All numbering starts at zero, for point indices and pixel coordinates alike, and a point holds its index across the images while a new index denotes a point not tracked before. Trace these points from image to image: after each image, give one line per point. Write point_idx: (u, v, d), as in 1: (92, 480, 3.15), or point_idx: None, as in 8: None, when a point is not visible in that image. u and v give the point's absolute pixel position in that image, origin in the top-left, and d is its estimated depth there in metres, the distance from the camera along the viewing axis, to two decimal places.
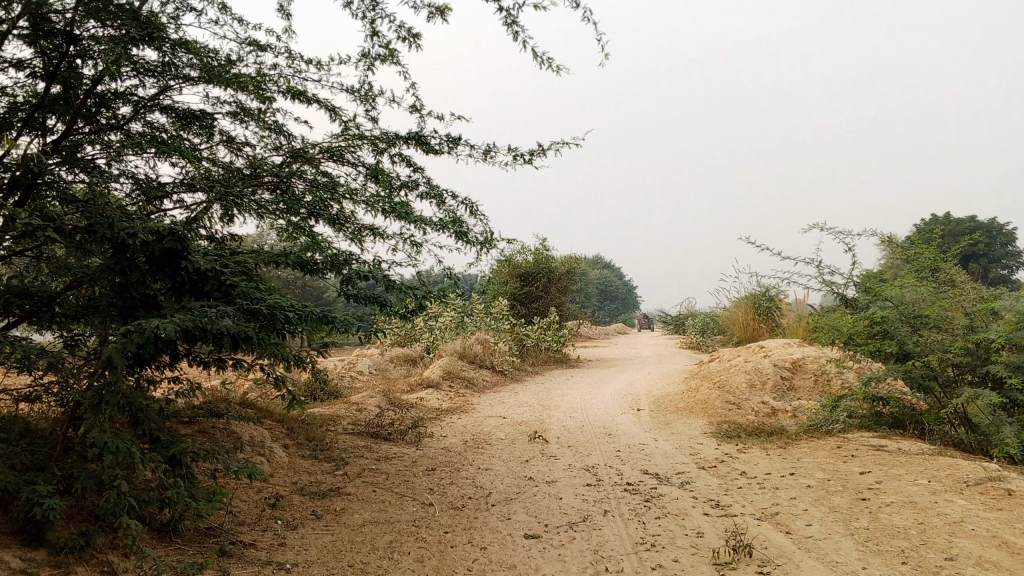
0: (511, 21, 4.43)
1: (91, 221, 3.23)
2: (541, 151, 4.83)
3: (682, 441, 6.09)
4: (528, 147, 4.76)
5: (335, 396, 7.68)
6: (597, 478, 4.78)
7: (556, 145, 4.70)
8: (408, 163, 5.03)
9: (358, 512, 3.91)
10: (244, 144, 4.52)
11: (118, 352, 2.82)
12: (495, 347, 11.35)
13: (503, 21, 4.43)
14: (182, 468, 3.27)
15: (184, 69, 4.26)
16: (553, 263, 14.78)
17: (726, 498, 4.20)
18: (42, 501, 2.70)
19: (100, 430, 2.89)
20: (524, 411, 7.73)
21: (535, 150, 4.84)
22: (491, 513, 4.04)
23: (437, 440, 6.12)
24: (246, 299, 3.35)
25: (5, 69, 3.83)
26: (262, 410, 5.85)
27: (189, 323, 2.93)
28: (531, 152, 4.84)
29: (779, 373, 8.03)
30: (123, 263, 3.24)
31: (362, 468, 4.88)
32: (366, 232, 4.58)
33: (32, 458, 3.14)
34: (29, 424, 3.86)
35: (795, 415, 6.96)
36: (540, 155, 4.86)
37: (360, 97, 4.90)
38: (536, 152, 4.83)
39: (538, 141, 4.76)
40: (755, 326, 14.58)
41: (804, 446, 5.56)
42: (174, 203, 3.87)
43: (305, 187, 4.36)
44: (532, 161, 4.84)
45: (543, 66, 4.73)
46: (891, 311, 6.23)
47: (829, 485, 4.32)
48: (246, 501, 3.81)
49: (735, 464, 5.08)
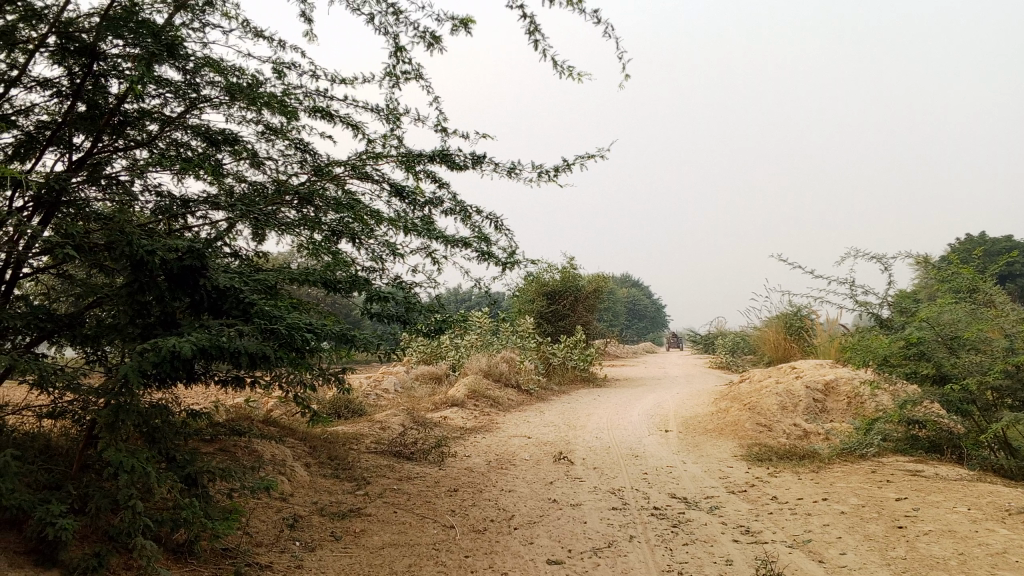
0: (530, 30, 4.32)
1: (111, 239, 3.21)
2: (565, 167, 4.78)
3: (711, 464, 5.96)
4: (553, 164, 4.74)
5: (359, 414, 7.64)
6: (623, 502, 4.67)
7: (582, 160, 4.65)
8: (433, 180, 4.99)
9: (378, 534, 3.84)
10: (268, 162, 4.52)
11: (134, 370, 2.79)
12: (522, 365, 11.26)
13: (525, 29, 4.32)
14: (198, 488, 3.22)
15: (209, 87, 4.26)
16: (580, 281, 14.68)
17: (756, 525, 4.06)
18: (55, 521, 2.66)
19: (115, 448, 2.85)
20: (549, 431, 7.63)
21: (560, 166, 4.79)
22: (513, 537, 3.96)
23: (461, 460, 6.04)
24: (265, 317, 3.30)
25: (32, 88, 3.85)
26: (285, 429, 5.81)
27: (207, 341, 2.90)
28: (556, 169, 4.80)
29: (812, 395, 7.86)
30: (143, 282, 3.17)
31: (383, 488, 4.81)
32: (390, 249, 4.54)
33: (49, 477, 3.11)
34: (49, 441, 3.85)
35: (827, 438, 6.79)
36: (566, 171, 4.81)
37: (385, 115, 4.88)
38: (561, 168, 4.78)
39: (563, 157, 4.74)
40: (787, 346, 14.36)
41: (837, 470, 5.40)
42: (198, 220, 3.86)
43: (328, 203, 4.33)
44: (558, 178, 4.80)
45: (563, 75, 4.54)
46: (927, 332, 6.08)
47: (863, 512, 4.18)
48: (264, 522, 3.75)
49: (766, 489, 4.94)
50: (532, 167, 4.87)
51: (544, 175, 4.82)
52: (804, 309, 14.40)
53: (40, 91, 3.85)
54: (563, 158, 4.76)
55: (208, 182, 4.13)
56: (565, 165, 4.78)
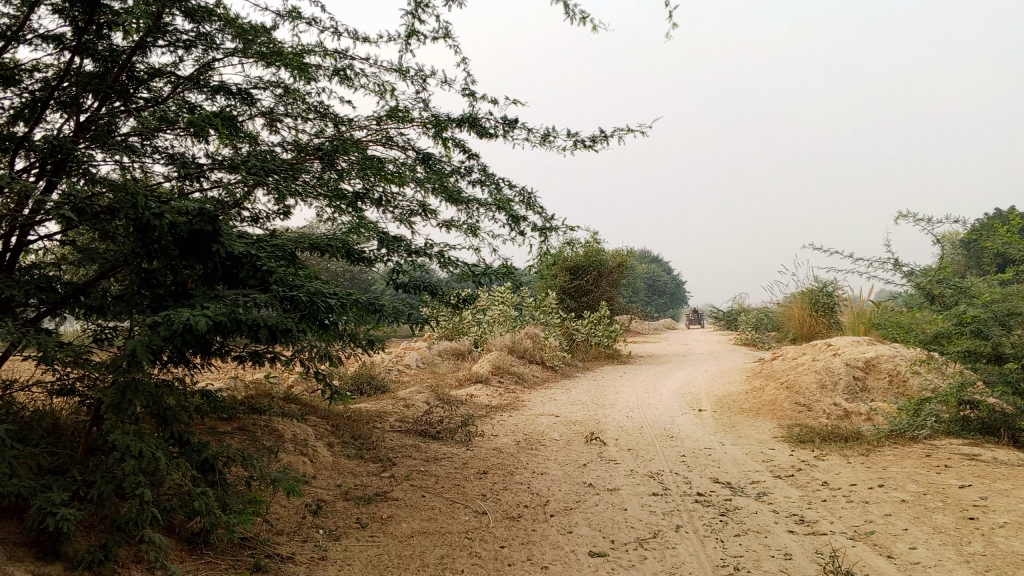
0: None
1: (116, 201, 2.95)
2: (603, 138, 4.45)
3: (752, 446, 5.67)
4: (590, 134, 4.40)
5: (382, 390, 7.42)
6: (664, 488, 4.39)
7: (621, 129, 4.32)
8: (461, 147, 4.69)
9: (406, 522, 3.59)
10: (287, 125, 4.23)
11: (142, 346, 2.52)
12: (546, 341, 10.96)
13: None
14: (215, 474, 2.97)
15: (222, 41, 3.96)
16: (603, 255, 14.33)
17: (812, 514, 3.78)
18: (55, 511, 2.43)
19: (122, 432, 2.61)
20: (577, 410, 7.36)
21: (597, 137, 4.46)
22: (551, 525, 3.70)
23: (488, 439, 5.79)
24: (285, 286, 3.00)
25: (37, 43, 3.58)
26: (306, 407, 5.58)
27: (221, 312, 2.63)
28: (593, 138, 4.48)
29: (852, 374, 7.51)
30: (151, 249, 2.94)
31: (410, 470, 4.56)
32: (416, 216, 4.25)
33: (54, 461, 2.88)
34: (58, 420, 3.63)
35: (871, 418, 6.46)
36: (602, 143, 4.49)
37: (410, 76, 4.56)
38: (599, 139, 4.45)
39: (601, 128, 4.40)
40: (812, 324, 13.95)
41: (888, 454, 5.08)
42: (211, 184, 3.58)
43: (350, 165, 4.05)
44: (594, 148, 4.47)
45: (573, 17, 4.16)
46: (982, 310, 5.66)
47: (927, 500, 3.87)
48: (285, 507, 3.51)
49: (815, 473, 4.64)
50: (568, 136, 4.54)
51: (580, 145, 4.50)
52: (832, 285, 14.02)
53: (43, 48, 3.59)
54: (601, 129, 4.43)
55: (222, 145, 3.85)
56: (604, 135, 4.45)
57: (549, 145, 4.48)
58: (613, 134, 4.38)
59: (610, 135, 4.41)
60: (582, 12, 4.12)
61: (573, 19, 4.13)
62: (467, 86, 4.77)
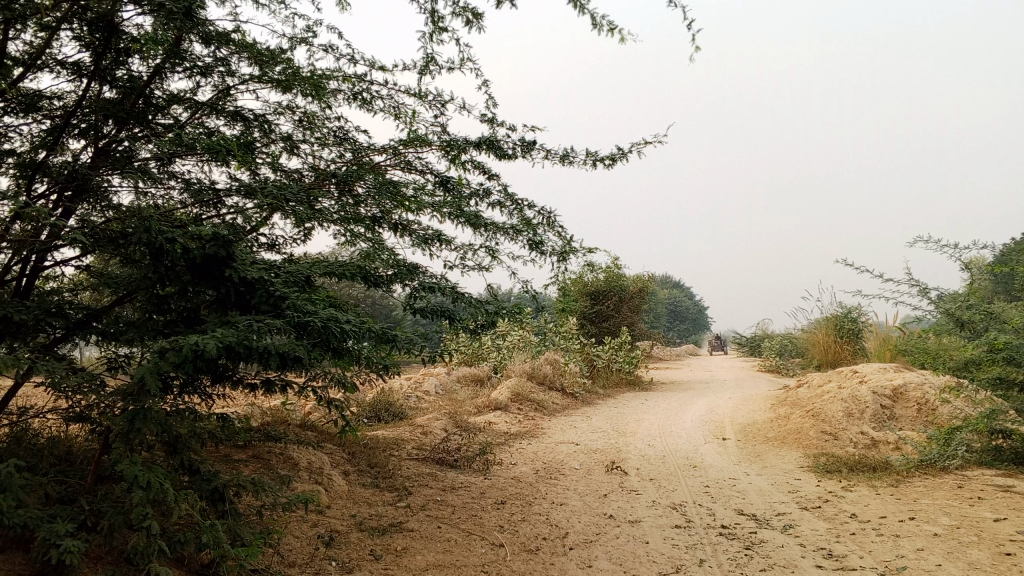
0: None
1: (129, 225, 2.92)
2: (622, 156, 4.38)
3: (778, 476, 5.53)
4: (609, 152, 4.33)
5: (401, 416, 7.35)
6: (687, 520, 4.27)
7: (639, 147, 4.25)
8: (479, 169, 4.64)
9: (420, 554, 3.50)
10: (305, 150, 4.21)
11: (150, 372, 2.47)
12: (566, 368, 10.86)
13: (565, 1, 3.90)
14: (224, 505, 2.90)
15: (240, 67, 3.95)
16: (624, 280, 14.23)
17: (840, 548, 3.65)
18: (59, 543, 2.37)
19: (130, 461, 2.56)
20: (598, 438, 7.25)
21: (616, 155, 4.40)
22: (569, 559, 3.59)
23: (506, 468, 5.70)
24: (298, 312, 2.95)
25: (57, 70, 3.59)
26: (323, 434, 5.53)
27: (232, 338, 2.58)
28: (612, 157, 4.41)
29: (880, 401, 7.33)
30: (162, 273, 2.92)
31: (427, 500, 4.48)
32: (433, 241, 4.19)
33: (63, 490, 2.84)
34: (71, 448, 3.60)
35: (899, 447, 6.30)
36: (622, 160, 4.42)
37: (428, 100, 4.54)
38: (618, 157, 4.39)
39: (620, 146, 4.33)
40: (837, 349, 13.74)
41: (918, 484, 4.93)
42: (228, 210, 3.55)
43: (368, 191, 4.02)
44: (612, 167, 4.41)
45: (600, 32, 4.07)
46: (1014, 336, 5.51)
47: (960, 534, 3.73)
48: (297, 538, 3.44)
49: (843, 506, 4.50)
50: (586, 156, 4.48)
51: (599, 165, 4.43)
52: (857, 310, 13.80)
53: (63, 75, 3.60)
54: (620, 147, 4.37)
55: (240, 170, 3.83)
56: (623, 153, 4.39)
57: (568, 165, 4.42)
58: (632, 152, 4.31)
59: (629, 154, 4.34)
60: (608, 24, 4.02)
61: (601, 31, 4.01)
62: (486, 109, 4.73)
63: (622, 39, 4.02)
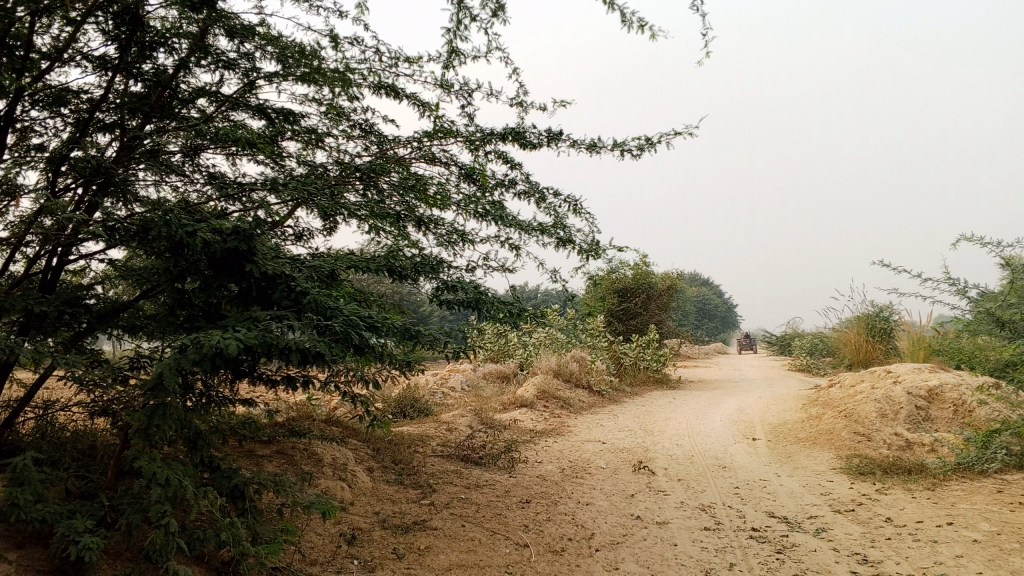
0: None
1: (151, 218, 2.88)
2: (650, 145, 4.28)
3: (810, 479, 5.40)
4: (637, 140, 4.26)
5: (426, 413, 7.31)
6: (717, 522, 4.18)
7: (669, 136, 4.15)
8: (504, 160, 4.58)
9: (444, 553, 3.45)
10: (331, 144, 4.16)
11: (170, 369, 2.43)
12: (593, 365, 10.76)
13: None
14: (245, 502, 2.85)
15: (266, 61, 3.91)
16: (653, 277, 14.08)
17: (876, 553, 3.54)
18: (78, 540, 2.35)
19: (149, 458, 2.52)
20: (625, 436, 7.15)
21: (645, 143, 4.30)
22: (595, 561, 3.52)
23: (532, 466, 5.62)
24: (319, 310, 2.89)
25: (83, 63, 3.57)
26: (348, 430, 5.49)
27: (251, 335, 2.52)
28: (641, 145, 4.32)
29: (914, 403, 7.16)
30: (182, 268, 2.88)
31: (451, 498, 4.42)
32: (459, 234, 4.13)
33: (84, 485, 2.82)
34: (94, 442, 3.59)
35: (935, 450, 6.13)
36: (650, 149, 4.33)
37: (454, 91, 4.47)
38: (646, 146, 4.29)
39: (648, 134, 4.25)
40: (868, 349, 13.51)
41: (956, 488, 4.78)
42: (254, 203, 3.51)
43: (393, 185, 3.96)
44: (640, 155, 4.32)
45: (634, 30, 3.80)
46: None
47: (1001, 541, 3.60)
48: (320, 536, 3.40)
49: (877, 509, 4.37)
50: (614, 145, 4.40)
51: (626, 154, 4.34)
52: (889, 309, 13.55)
53: (89, 68, 3.58)
54: (648, 136, 4.28)
55: (266, 163, 3.80)
56: (652, 141, 4.29)
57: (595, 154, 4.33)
58: (661, 140, 4.21)
59: (658, 142, 4.24)
60: (640, 22, 3.70)
61: (631, 29, 3.73)
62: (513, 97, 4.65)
63: (653, 37, 3.65)
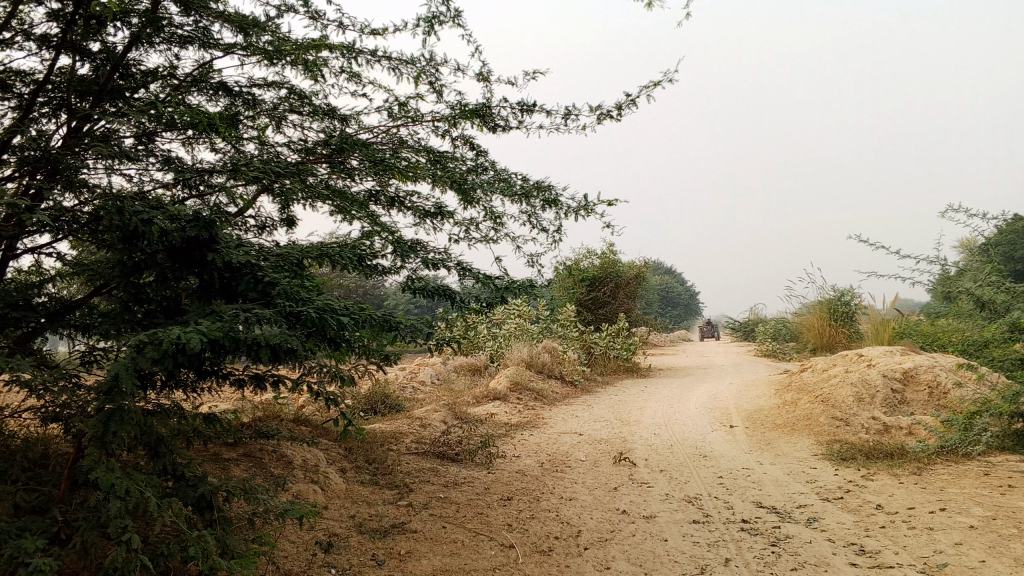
0: None
1: (102, 205, 2.64)
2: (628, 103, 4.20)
3: (793, 466, 5.31)
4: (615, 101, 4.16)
5: (397, 408, 7.10)
6: (705, 514, 4.05)
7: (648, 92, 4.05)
8: (472, 144, 4.41)
9: (426, 557, 3.27)
10: (291, 128, 3.95)
11: (127, 369, 2.20)
12: (564, 355, 10.64)
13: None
14: (213, 513, 2.64)
15: (223, 37, 3.68)
16: (619, 265, 13.99)
17: (873, 543, 3.43)
18: (28, 562, 2.12)
19: (106, 468, 2.30)
20: (601, 427, 7.02)
21: (623, 103, 4.21)
22: (585, 560, 3.36)
23: (510, 461, 5.45)
24: (290, 300, 2.70)
25: (25, 43, 3.30)
26: (317, 429, 5.28)
27: (216, 330, 2.31)
28: (617, 106, 4.21)
29: (889, 386, 7.12)
30: (138, 260, 2.66)
31: (429, 498, 4.24)
32: (432, 215, 3.95)
33: (34, 499, 2.58)
34: (47, 450, 3.34)
35: (914, 433, 6.08)
36: (629, 108, 4.23)
37: (421, 67, 4.28)
38: (623, 105, 4.21)
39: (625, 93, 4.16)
40: (831, 333, 13.57)
41: (941, 472, 4.71)
42: (213, 189, 3.28)
43: (361, 165, 3.74)
44: (620, 116, 4.23)
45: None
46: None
47: (997, 526, 3.52)
48: (293, 544, 3.20)
49: (866, 496, 4.28)
50: (589, 110, 4.28)
51: (603, 116, 4.26)
52: (851, 292, 13.62)
53: (30, 48, 3.31)
54: (626, 93, 4.16)
55: (225, 148, 3.58)
56: (631, 100, 4.18)
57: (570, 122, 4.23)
58: (640, 93, 4.19)
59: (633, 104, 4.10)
60: None
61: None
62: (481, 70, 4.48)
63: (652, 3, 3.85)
